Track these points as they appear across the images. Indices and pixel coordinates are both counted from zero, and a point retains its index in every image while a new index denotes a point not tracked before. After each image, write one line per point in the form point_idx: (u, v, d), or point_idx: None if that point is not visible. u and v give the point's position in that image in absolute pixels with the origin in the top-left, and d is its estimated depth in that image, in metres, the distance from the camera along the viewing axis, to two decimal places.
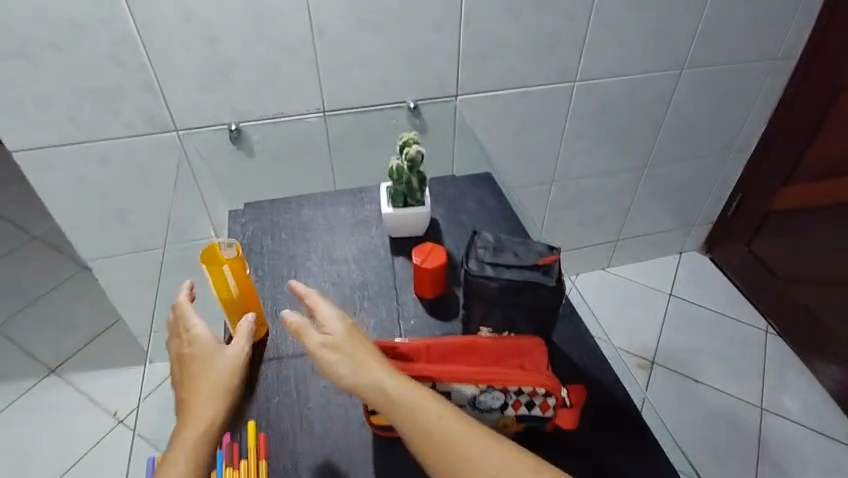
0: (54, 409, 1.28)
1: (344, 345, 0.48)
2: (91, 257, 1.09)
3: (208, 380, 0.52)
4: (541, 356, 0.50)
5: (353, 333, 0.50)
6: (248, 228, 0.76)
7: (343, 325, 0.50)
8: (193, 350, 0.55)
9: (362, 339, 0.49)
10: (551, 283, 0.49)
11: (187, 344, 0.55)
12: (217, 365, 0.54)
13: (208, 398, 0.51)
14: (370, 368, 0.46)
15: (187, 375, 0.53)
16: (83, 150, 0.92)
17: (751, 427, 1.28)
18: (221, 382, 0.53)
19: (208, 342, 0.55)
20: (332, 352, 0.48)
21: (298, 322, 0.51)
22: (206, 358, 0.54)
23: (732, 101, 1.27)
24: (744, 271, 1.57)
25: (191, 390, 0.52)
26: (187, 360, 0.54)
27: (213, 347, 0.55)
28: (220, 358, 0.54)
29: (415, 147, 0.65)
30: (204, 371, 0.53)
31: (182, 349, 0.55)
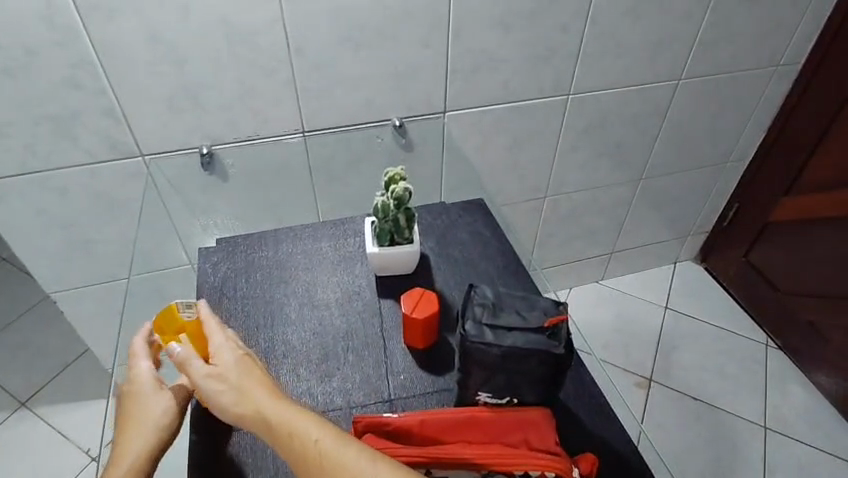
0: (24, 447, 1.19)
1: (229, 375, 0.45)
2: (54, 289, 1.00)
3: (139, 421, 0.48)
4: (549, 432, 0.45)
5: (243, 361, 0.47)
6: (220, 268, 0.69)
7: (234, 355, 0.48)
8: (132, 388, 0.51)
9: (252, 368, 0.46)
10: (559, 349, 0.43)
11: (128, 384, 0.52)
12: (150, 404, 0.49)
13: (135, 440, 0.46)
14: (253, 396, 0.43)
15: (122, 417, 0.49)
16: (39, 180, 0.84)
17: (756, 447, 1.24)
18: (151, 422, 0.48)
19: (146, 380, 0.51)
20: (216, 382, 0.45)
21: (183, 355, 0.48)
22: (140, 396, 0.50)
23: (729, 111, 1.23)
24: (741, 280, 1.53)
25: (121, 432, 0.48)
26: (125, 401, 0.51)
27: (151, 385, 0.51)
28: (155, 397, 0.50)
29: (403, 184, 0.59)
30: (135, 410, 0.49)
31: (124, 390, 0.52)
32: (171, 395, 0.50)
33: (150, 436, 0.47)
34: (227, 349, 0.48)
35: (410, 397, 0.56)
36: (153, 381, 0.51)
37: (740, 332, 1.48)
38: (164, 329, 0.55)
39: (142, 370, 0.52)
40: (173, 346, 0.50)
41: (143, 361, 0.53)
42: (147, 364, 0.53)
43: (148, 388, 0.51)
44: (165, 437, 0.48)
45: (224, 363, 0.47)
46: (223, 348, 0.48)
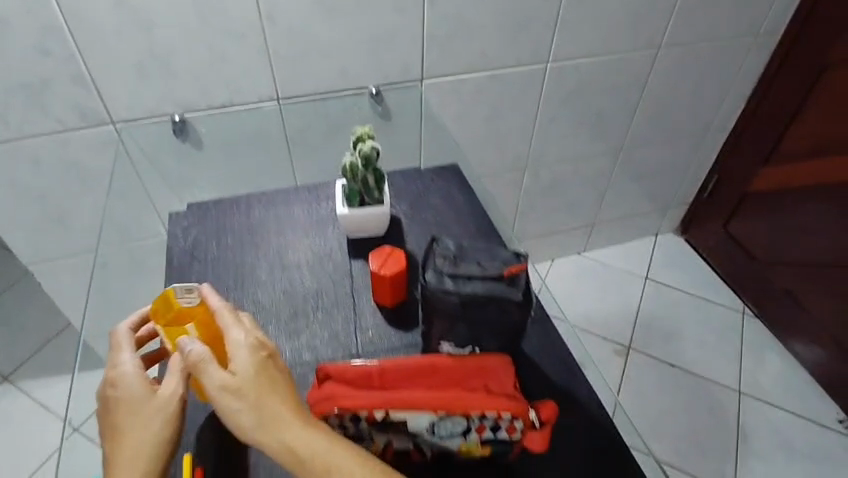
0: (8, 421, 1.20)
1: (247, 389, 0.43)
2: (31, 261, 1.00)
3: (136, 432, 0.44)
4: (508, 376, 0.46)
5: (263, 377, 0.44)
6: (191, 233, 0.69)
7: (253, 359, 0.44)
8: (120, 392, 0.46)
9: (270, 377, 0.44)
10: (517, 296, 0.44)
11: (112, 385, 0.47)
12: (146, 411, 0.45)
13: (139, 451, 0.44)
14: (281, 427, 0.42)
15: (112, 424, 0.45)
16: (9, 150, 0.83)
17: (731, 412, 1.27)
18: (153, 432, 0.44)
19: (135, 382, 0.47)
20: (233, 397, 0.42)
21: (198, 354, 0.44)
22: (130, 404, 0.46)
23: (709, 81, 1.23)
24: (719, 251, 1.56)
25: (117, 442, 0.44)
26: (110, 405, 0.46)
27: (143, 389, 0.46)
28: (150, 405, 0.45)
29: (371, 143, 0.59)
30: (131, 417, 0.45)
31: (106, 391, 0.47)
32: (168, 405, 0.46)
33: (157, 446, 0.44)
34: (246, 355, 0.44)
35: (377, 351, 0.57)
36: (145, 384, 0.47)
37: (718, 301, 1.50)
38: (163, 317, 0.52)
39: (128, 370, 0.48)
40: (185, 339, 0.45)
41: (129, 357, 0.49)
42: (133, 362, 0.49)
43: (141, 393, 0.46)
44: (166, 446, 0.45)
45: (243, 373, 0.43)
46: (241, 349, 0.45)
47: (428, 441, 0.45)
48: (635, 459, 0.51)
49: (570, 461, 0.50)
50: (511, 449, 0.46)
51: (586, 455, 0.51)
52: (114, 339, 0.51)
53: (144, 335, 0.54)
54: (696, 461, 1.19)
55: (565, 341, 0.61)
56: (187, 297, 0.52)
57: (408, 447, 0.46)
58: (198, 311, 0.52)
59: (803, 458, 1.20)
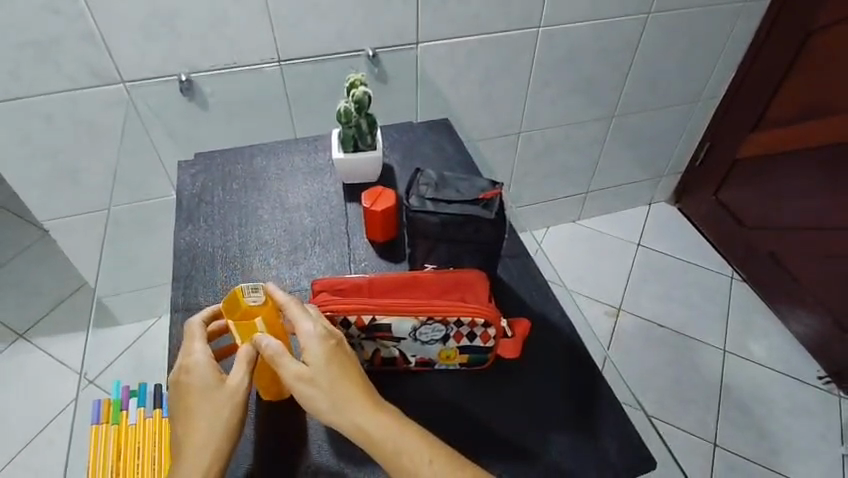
0: (26, 373, 1.20)
1: (320, 379, 0.43)
2: (46, 218, 1.06)
3: (204, 421, 0.43)
4: (482, 289, 0.52)
5: (336, 367, 0.44)
6: (198, 179, 0.74)
7: (323, 349, 0.45)
8: (191, 381, 0.45)
9: (341, 366, 0.44)
10: (490, 216, 0.50)
11: (184, 373, 0.46)
12: (215, 401, 0.44)
13: (207, 440, 0.43)
14: (359, 416, 0.42)
15: (181, 415, 0.44)
16: (23, 106, 0.88)
17: (717, 370, 1.32)
18: (220, 423, 0.44)
19: (206, 372, 0.45)
20: (308, 387, 0.43)
21: (274, 349, 0.45)
22: (201, 394, 0.44)
23: (702, 46, 1.25)
24: (711, 219, 1.59)
25: (186, 430, 0.43)
26: (182, 394, 0.45)
27: (213, 379, 0.45)
28: (218, 397, 0.44)
29: (362, 88, 0.64)
30: (201, 406, 0.44)
31: (178, 378, 0.46)
32: (236, 398, 0.44)
33: (224, 436, 0.43)
34: (316, 346, 0.44)
35: None
36: (215, 374, 0.46)
37: (708, 267, 1.55)
38: (229, 316, 0.49)
39: (200, 359, 0.46)
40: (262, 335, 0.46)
41: (201, 347, 0.47)
42: (205, 352, 0.47)
43: (211, 384, 0.45)
44: (234, 438, 0.44)
45: (314, 363, 0.44)
46: (310, 340, 0.45)
47: (410, 345, 0.51)
48: (600, 379, 0.56)
49: (535, 370, 0.56)
50: (487, 356, 0.53)
51: (550, 366, 0.56)
52: (187, 329, 0.49)
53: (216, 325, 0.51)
54: (679, 413, 1.25)
55: (543, 273, 0.66)
56: (252, 295, 0.49)
57: (394, 355, 0.52)
58: (266, 310, 0.48)
59: (783, 413, 1.25)
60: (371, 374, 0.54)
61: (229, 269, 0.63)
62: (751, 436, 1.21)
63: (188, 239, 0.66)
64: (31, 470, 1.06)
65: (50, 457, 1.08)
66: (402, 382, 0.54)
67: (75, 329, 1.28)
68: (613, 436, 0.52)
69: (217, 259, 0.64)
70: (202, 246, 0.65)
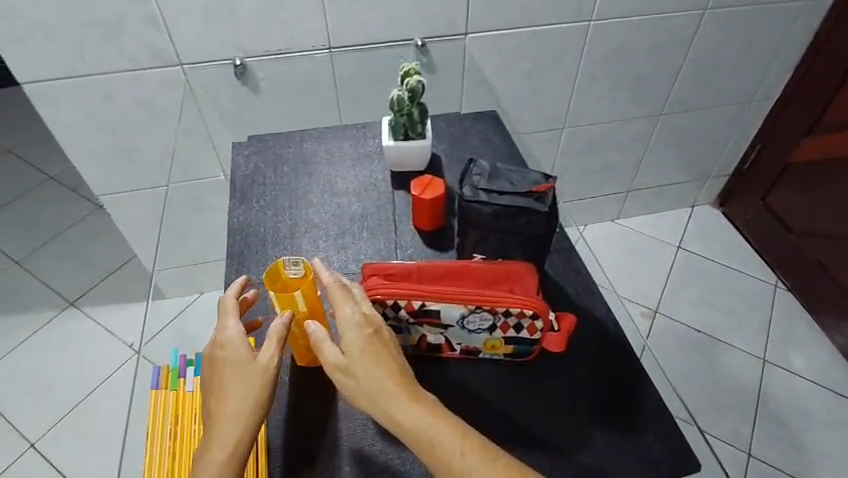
0: (77, 340, 1.26)
1: (357, 367, 0.44)
2: (103, 193, 1.10)
3: (236, 392, 0.45)
4: (531, 281, 0.52)
5: (373, 355, 0.45)
6: (251, 161, 0.77)
7: (361, 337, 0.45)
8: (224, 355, 0.47)
9: (378, 354, 0.45)
10: (544, 210, 0.50)
11: (218, 348, 0.47)
12: (246, 376, 0.45)
13: (236, 411, 0.44)
14: (394, 407, 0.42)
15: (213, 387, 0.45)
16: (88, 84, 0.91)
17: (754, 379, 1.29)
18: (250, 399, 0.44)
19: (239, 348, 0.47)
20: (344, 375, 0.44)
21: (317, 335, 0.47)
22: (232, 369, 0.46)
23: (758, 42, 1.20)
24: (757, 223, 1.54)
25: (218, 401, 0.44)
26: (216, 367, 0.46)
27: (245, 354, 0.46)
28: (250, 370, 0.46)
29: (416, 77, 0.65)
30: (233, 378, 0.45)
31: (213, 353, 0.47)
32: (264, 377, 0.46)
33: (253, 409, 0.44)
34: (354, 333, 0.45)
35: None
36: (246, 350, 0.47)
37: (750, 273, 1.50)
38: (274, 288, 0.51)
39: (233, 335, 0.48)
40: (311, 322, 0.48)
41: (234, 323, 0.49)
42: (237, 327, 0.48)
43: (243, 359, 0.46)
44: (259, 418, 0.44)
45: (351, 351, 0.45)
46: (350, 328, 0.46)
47: (457, 333, 0.52)
48: (646, 381, 0.55)
49: (581, 364, 0.56)
50: (532, 348, 0.53)
51: (596, 361, 0.56)
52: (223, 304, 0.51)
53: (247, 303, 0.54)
54: (711, 419, 1.22)
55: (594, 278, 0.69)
56: (294, 268, 0.51)
57: (440, 341, 0.53)
58: (305, 283, 0.51)
59: (822, 427, 1.21)
60: (416, 358, 0.55)
61: (279, 250, 0.65)
62: (786, 448, 1.18)
63: (241, 218, 0.68)
64: (78, 430, 1.12)
65: (95, 419, 1.14)
66: (446, 368, 0.55)
67: (124, 300, 1.33)
68: (655, 437, 0.51)
69: (268, 239, 0.66)
70: (254, 226, 0.68)
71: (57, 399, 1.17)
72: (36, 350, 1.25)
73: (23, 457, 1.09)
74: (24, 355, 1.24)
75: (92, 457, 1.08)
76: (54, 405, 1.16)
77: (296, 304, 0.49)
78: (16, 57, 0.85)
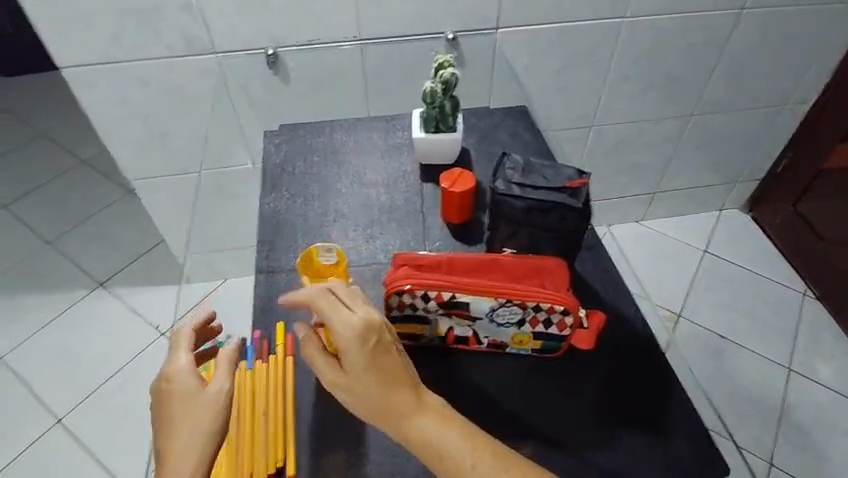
0: (104, 320, 1.29)
1: (354, 381, 0.42)
2: (135, 178, 1.12)
3: (188, 423, 0.44)
4: (562, 277, 0.51)
5: (372, 366, 0.42)
6: (282, 149, 0.77)
7: (357, 348, 0.43)
8: (172, 387, 0.46)
9: (376, 365, 0.43)
10: (578, 205, 0.50)
11: (167, 380, 0.46)
12: (196, 405, 0.45)
13: (189, 444, 0.43)
14: (396, 417, 0.40)
15: (163, 420, 0.44)
16: (124, 71, 0.93)
17: (777, 387, 1.26)
18: (203, 427, 0.43)
19: (188, 379, 0.46)
20: (343, 389, 0.43)
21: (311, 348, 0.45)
22: (184, 400, 0.45)
23: (796, 43, 1.17)
24: (787, 230, 1.51)
25: (170, 435, 0.43)
26: (165, 400, 0.45)
27: (194, 386, 0.46)
28: (201, 400, 0.45)
29: (450, 70, 0.65)
30: (184, 410, 0.44)
31: (161, 386, 0.46)
32: (213, 404, 0.45)
33: (207, 437, 0.43)
34: (349, 346, 0.43)
35: None
36: (197, 380, 0.46)
37: (777, 280, 1.47)
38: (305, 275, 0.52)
39: (182, 367, 0.47)
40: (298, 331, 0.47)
41: (184, 356, 0.49)
42: (187, 359, 0.48)
43: (194, 389, 0.46)
44: (213, 447, 0.43)
45: (350, 363, 0.43)
46: (346, 338, 0.43)
47: (486, 326, 0.52)
48: (675, 382, 0.55)
49: (593, 363, 0.55)
50: (561, 344, 0.53)
51: (609, 360, 0.56)
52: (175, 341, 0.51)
53: (200, 336, 0.54)
54: (732, 426, 1.20)
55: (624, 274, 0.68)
56: (327, 255, 0.52)
57: (468, 333, 0.53)
58: (334, 270, 0.51)
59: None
60: (443, 350, 0.55)
61: (308, 238, 0.66)
62: (808, 459, 1.16)
63: (271, 205, 0.69)
64: (104, 408, 1.15)
65: (120, 398, 1.17)
66: (474, 361, 0.55)
67: (151, 284, 1.36)
68: (683, 438, 0.51)
69: (297, 227, 0.67)
70: (284, 213, 0.69)
71: (84, 376, 1.20)
72: (66, 328, 1.28)
73: (49, 433, 1.12)
74: (54, 333, 1.27)
75: (117, 435, 1.11)
76: (81, 382, 1.19)
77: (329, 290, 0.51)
78: (57, 42, 0.87)
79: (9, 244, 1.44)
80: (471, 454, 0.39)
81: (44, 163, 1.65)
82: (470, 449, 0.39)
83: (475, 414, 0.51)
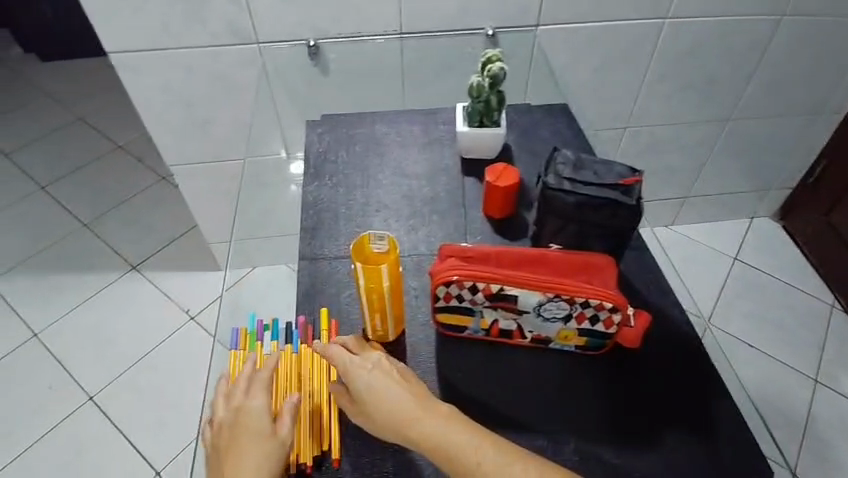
0: (137, 302, 1.32)
1: (363, 410, 0.46)
2: (174, 163, 1.14)
3: (252, 460, 0.46)
4: (610, 275, 0.52)
5: (374, 390, 0.46)
6: (325, 139, 0.78)
7: (358, 381, 0.47)
8: (245, 425, 0.49)
9: (378, 390, 0.46)
10: (630, 203, 0.50)
11: (241, 416, 0.49)
12: (260, 447, 0.47)
13: None
14: (402, 432, 0.43)
15: (229, 453, 0.47)
16: (170, 58, 0.95)
17: (803, 399, 1.24)
18: (262, 469, 0.46)
19: (259, 419, 0.49)
20: (361, 418, 0.47)
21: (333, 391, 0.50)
22: (250, 439, 0.48)
23: (840, 50, 1.14)
24: (818, 240, 1.47)
25: (232, 468, 0.46)
26: (235, 435, 0.48)
27: (264, 427, 0.49)
28: (267, 443, 0.47)
29: (498, 64, 0.64)
30: (251, 447, 0.47)
31: (235, 419, 0.49)
32: (276, 452, 0.47)
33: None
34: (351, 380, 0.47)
35: None
36: (267, 422, 0.49)
37: (808, 291, 1.44)
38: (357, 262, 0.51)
39: (256, 407, 0.50)
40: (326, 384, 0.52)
41: (259, 394, 0.51)
42: (261, 399, 0.51)
43: (262, 430, 0.48)
44: None
45: (356, 395, 0.47)
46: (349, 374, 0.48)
47: (532, 319, 0.52)
48: (720, 384, 0.54)
49: (597, 366, 0.55)
50: (606, 341, 0.53)
51: (620, 361, 0.55)
52: (254, 374, 0.53)
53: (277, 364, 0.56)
54: None
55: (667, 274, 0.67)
56: (378, 243, 0.51)
57: (512, 326, 0.54)
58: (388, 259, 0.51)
59: None
60: (486, 342, 0.56)
61: (350, 226, 0.67)
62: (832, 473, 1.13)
63: (315, 194, 0.70)
64: (134, 387, 1.18)
65: (150, 377, 1.19)
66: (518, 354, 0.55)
67: (182, 268, 1.38)
68: (728, 440, 0.50)
69: (339, 215, 0.68)
70: (327, 201, 0.70)
71: (116, 356, 1.23)
72: (99, 308, 1.31)
73: (80, 409, 1.15)
74: (88, 312, 1.31)
75: (146, 414, 1.14)
76: (114, 360, 1.22)
77: (381, 276, 0.49)
78: (108, 28, 0.90)
79: (47, 225, 1.48)
80: (476, 453, 0.41)
81: (81, 146, 1.69)
82: (473, 450, 0.41)
83: (496, 413, 0.51)
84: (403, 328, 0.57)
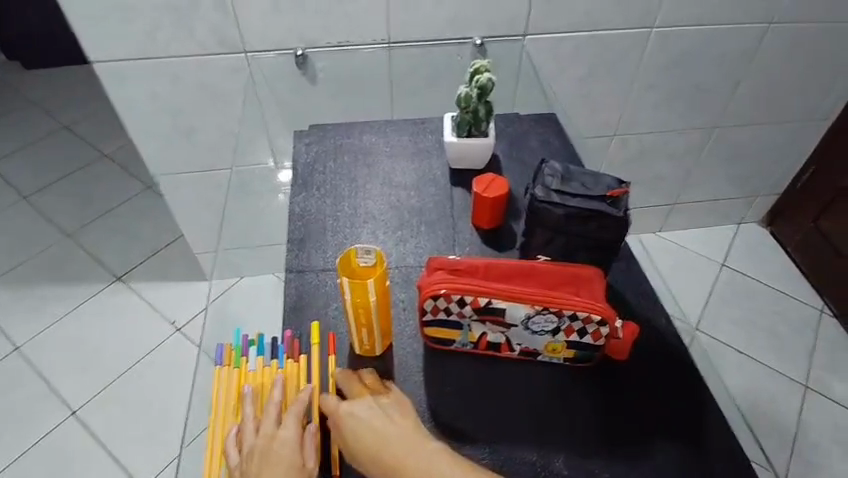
0: (122, 314, 1.30)
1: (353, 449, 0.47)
2: (160, 173, 1.13)
3: None
4: (598, 287, 0.51)
5: (368, 429, 0.47)
6: (312, 150, 0.78)
7: (352, 421, 0.48)
8: (277, 456, 0.47)
9: (370, 430, 0.47)
10: (618, 215, 0.50)
11: (274, 444, 0.47)
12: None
13: None
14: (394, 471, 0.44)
15: None
16: (157, 66, 0.94)
17: (792, 404, 1.25)
18: None
19: (292, 450, 0.47)
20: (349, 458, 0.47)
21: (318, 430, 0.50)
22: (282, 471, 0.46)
23: (824, 59, 1.16)
24: (806, 246, 1.49)
25: None
26: (265, 464, 0.46)
27: (298, 459, 0.47)
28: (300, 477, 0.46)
29: (487, 75, 0.63)
30: None
31: (266, 447, 0.47)
32: None
33: None
34: (344, 420, 0.48)
35: None
36: (299, 454, 0.47)
37: (796, 296, 1.45)
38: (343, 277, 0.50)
39: (288, 437, 0.48)
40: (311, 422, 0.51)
41: (289, 422, 0.49)
42: (293, 428, 0.48)
43: (294, 462, 0.46)
44: None
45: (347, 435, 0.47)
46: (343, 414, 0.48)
47: (520, 332, 0.52)
48: (710, 397, 0.54)
49: (587, 380, 0.54)
50: (595, 353, 0.53)
51: (609, 375, 0.55)
52: (277, 398, 0.51)
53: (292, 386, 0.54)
54: None
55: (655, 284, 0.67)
56: (365, 257, 0.51)
57: (501, 340, 0.53)
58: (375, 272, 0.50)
59: None
60: (475, 356, 0.56)
61: (338, 238, 0.66)
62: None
63: (302, 205, 0.70)
64: (119, 401, 1.15)
65: (135, 390, 1.17)
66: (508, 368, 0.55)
67: (168, 279, 1.37)
68: (716, 454, 0.50)
69: (327, 226, 0.67)
70: (315, 212, 0.69)
71: (100, 369, 1.20)
72: (83, 321, 1.29)
73: (63, 424, 1.12)
74: (71, 324, 1.28)
75: (130, 429, 1.12)
76: (98, 374, 1.20)
77: (366, 289, 0.49)
78: (93, 36, 0.89)
79: (30, 235, 1.45)
80: None
81: (66, 155, 1.67)
82: None
83: (484, 428, 0.51)
84: (391, 341, 0.56)
